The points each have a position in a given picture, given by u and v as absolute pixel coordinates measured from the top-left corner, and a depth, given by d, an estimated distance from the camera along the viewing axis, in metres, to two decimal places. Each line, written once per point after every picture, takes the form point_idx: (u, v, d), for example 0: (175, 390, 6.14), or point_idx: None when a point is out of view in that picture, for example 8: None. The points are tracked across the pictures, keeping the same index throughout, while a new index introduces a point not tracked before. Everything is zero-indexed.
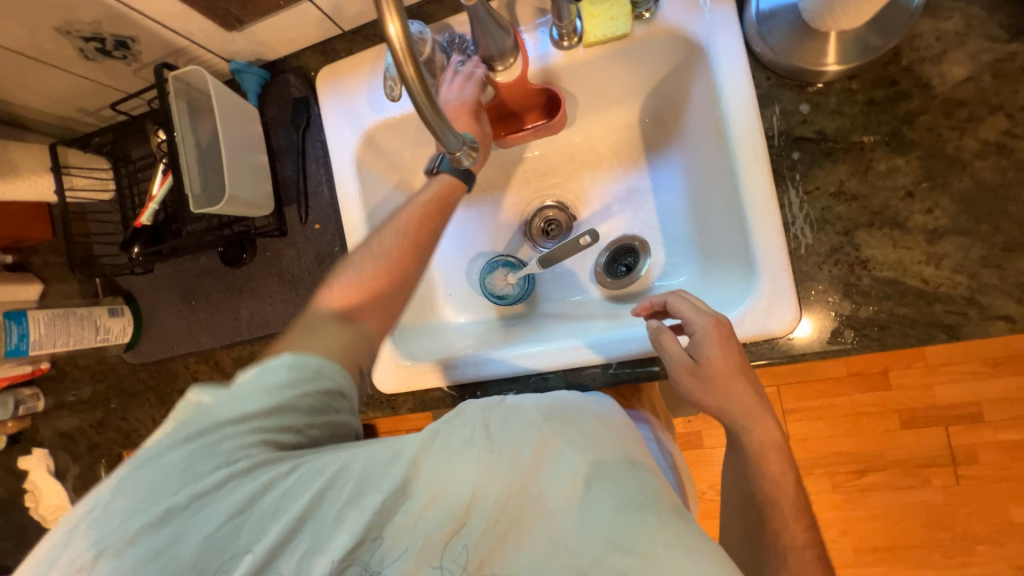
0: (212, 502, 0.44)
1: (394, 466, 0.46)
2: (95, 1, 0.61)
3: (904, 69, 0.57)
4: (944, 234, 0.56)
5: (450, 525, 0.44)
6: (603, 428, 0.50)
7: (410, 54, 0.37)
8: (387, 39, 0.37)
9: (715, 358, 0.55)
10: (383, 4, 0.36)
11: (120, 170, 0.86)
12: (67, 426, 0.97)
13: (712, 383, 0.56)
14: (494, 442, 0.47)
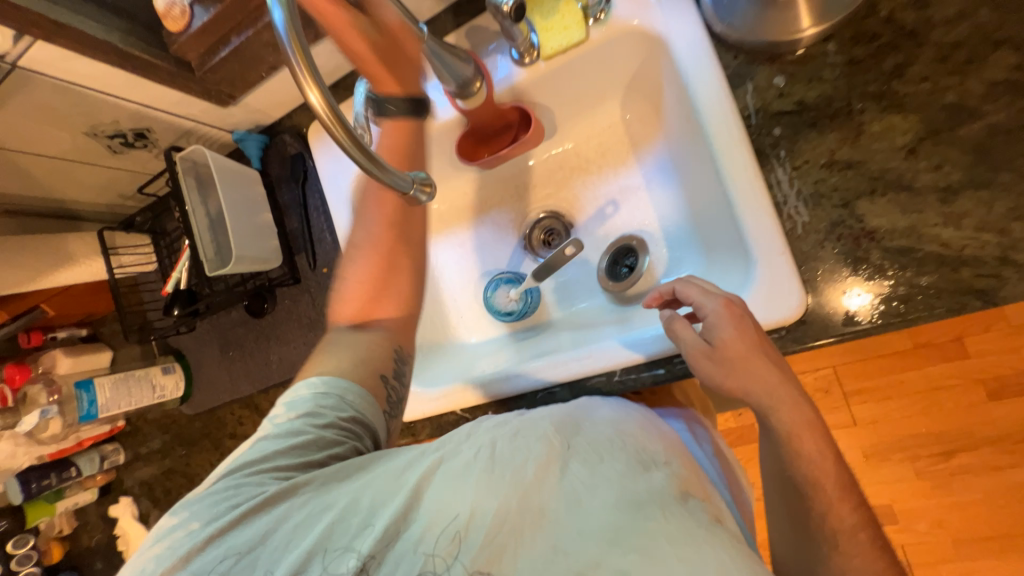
0: (256, 519, 0.49)
1: (400, 491, 0.48)
2: (112, 105, 0.69)
3: (884, 21, 0.53)
4: (960, 190, 0.50)
5: (451, 540, 0.45)
6: (615, 435, 0.50)
7: (336, 117, 0.38)
8: (310, 107, 0.38)
9: (730, 338, 0.53)
10: (301, 78, 0.38)
11: (160, 244, 0.95)
12: (145, 475, 1.08)
13: (731, 366, 0.53)
14: (496, 458, 0.48)
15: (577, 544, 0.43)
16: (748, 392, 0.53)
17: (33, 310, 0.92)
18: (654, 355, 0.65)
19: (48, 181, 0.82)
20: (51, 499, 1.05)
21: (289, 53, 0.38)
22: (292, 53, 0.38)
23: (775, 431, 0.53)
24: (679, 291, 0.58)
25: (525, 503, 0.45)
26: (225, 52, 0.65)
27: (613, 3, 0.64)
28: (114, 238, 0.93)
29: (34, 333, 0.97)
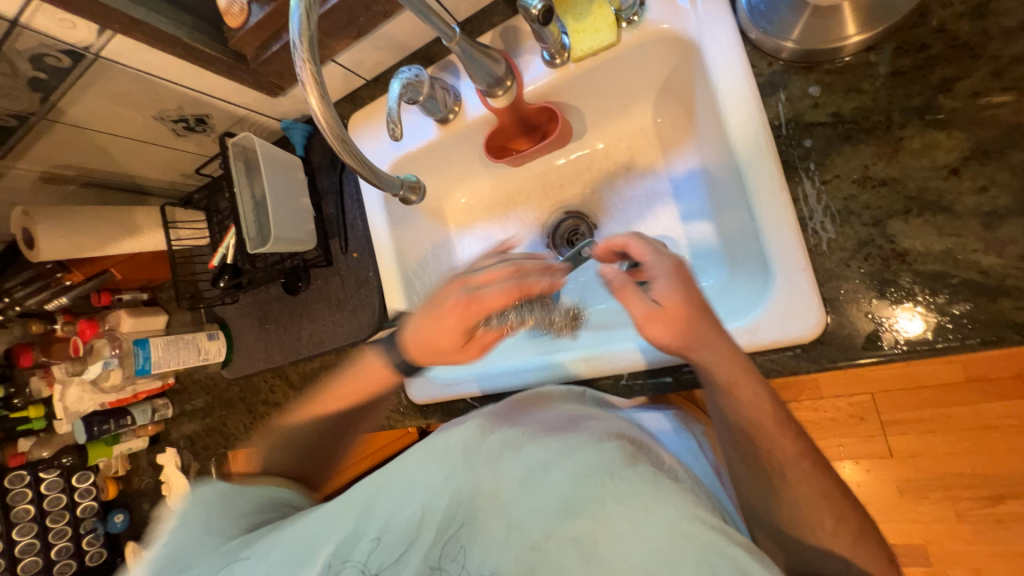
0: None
1: (341, 516, 0.55)
2: (177, 93, 0.76)
3: (935, 31, 0.49)
4: (1006, 215, 0.47)
5: (412, 536, 0.55)
6: (567, 425, 0.57)
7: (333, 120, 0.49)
8: (312, 110, 0.48)
9: (676, 295, 0.53)
10: (307, 87, 0.47)
11: (213, 221, 1.02)
12: (189, 430, 1.20)
13: (677, 322, 0.53)
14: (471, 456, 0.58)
15: (531, 521, 0.51)
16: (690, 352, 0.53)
17: (104, 274, 1.03)
18: (666, 362, 0.65)
19: (121, 158, 0.91)
20: (109, 443, 1.19)
21: (297, 48, 0.46)
22: (299, 49, 0.46)
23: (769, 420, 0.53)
24: (630, 249, 0.58)
25: (479, 482, 0.56)
26: (277, 47, 0.71)
27: (648, 5, 0.62)
28: (175, 213, 1.02)
29: (104, 294, 1.08)
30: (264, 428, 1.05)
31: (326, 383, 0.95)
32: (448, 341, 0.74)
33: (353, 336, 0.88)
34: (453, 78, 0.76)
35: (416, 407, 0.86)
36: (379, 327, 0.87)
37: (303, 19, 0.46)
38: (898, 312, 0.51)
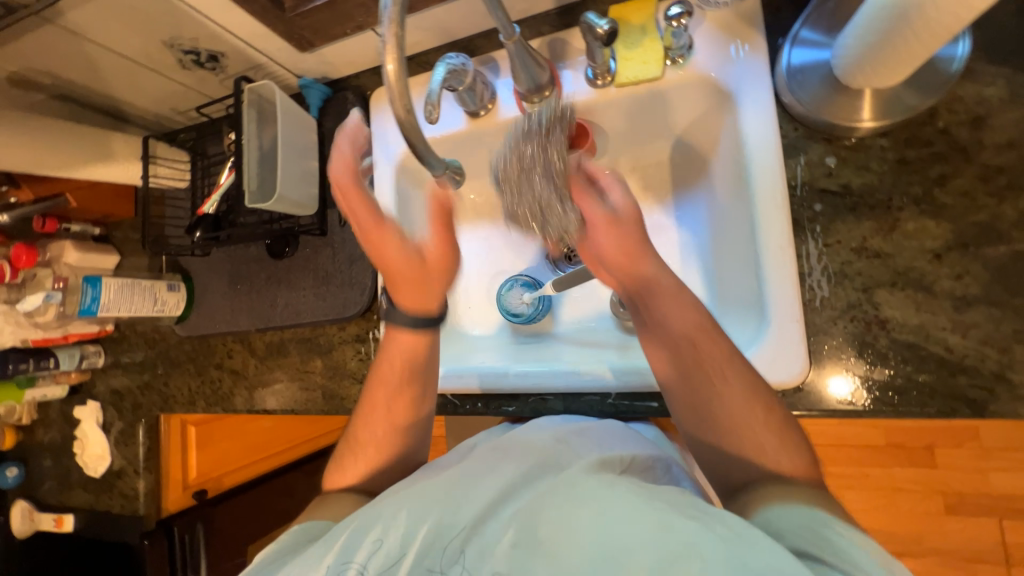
0: None
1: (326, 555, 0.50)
2: (197, 24, 0.71)
3: (939, 132, 0.55)
4: (974, 303, 0.53)
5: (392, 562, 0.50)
6: (538, 446, 0.58)
7: (403, 91, 0.45)
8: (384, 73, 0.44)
9: (630, 205, 0.64)
10: (386, 48, 0.44)
11: (197, 164, 0.96)
12: (119, 384, 1.09)
13: (631, 218, 0.63)
14: (427, 489, 0.54)
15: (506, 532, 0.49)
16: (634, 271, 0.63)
17: (58, 198, 0.92)
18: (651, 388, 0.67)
19: (111, 77, 0.83)
20: (21, 385, 1.05)
21: (387, 7, 0.43)
22: (389, 6, 0.43)
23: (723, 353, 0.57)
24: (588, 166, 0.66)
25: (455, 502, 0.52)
26: (321, 2, 0.68)
27: (695, 50, 0.65)
28: (156, 147, 0.95)
29: (50, 220, 0.95)
30: (212, 394, 0.98)
31: (294, 356, 0.90)
32: (435, 277, 0.69)
33: (335, 313, 0.85)
34: (491, 75, 0.76)
35: None
36: (367, 308, 0.84)
37: None
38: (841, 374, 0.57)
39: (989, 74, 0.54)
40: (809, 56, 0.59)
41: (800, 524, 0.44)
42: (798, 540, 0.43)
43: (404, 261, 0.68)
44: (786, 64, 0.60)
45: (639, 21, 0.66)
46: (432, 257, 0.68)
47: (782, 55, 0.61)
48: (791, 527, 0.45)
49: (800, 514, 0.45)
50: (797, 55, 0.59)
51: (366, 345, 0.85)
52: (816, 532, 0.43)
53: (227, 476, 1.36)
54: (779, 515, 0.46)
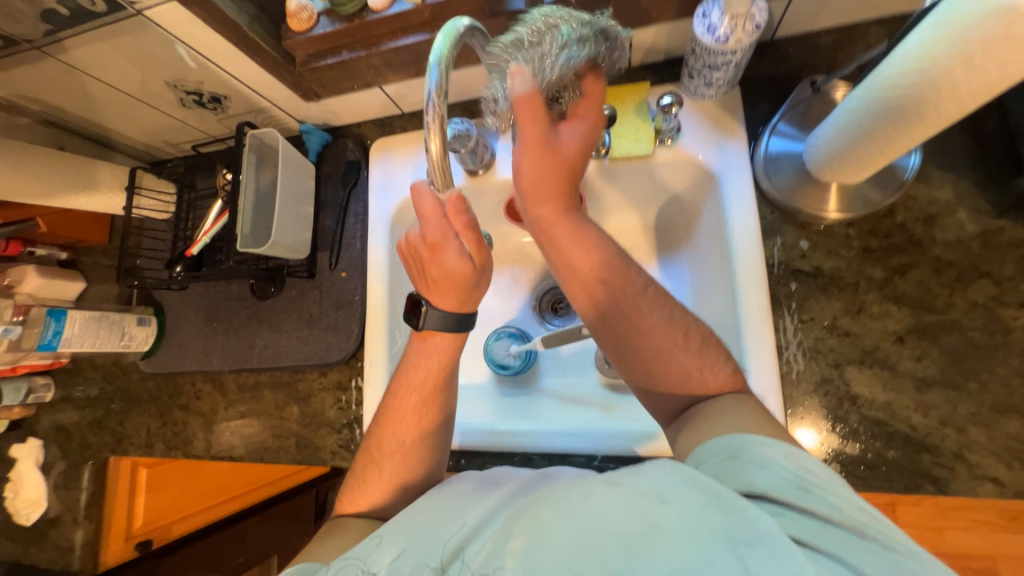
0: None
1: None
2: (206, 69, 0.72)
3: (897, 225, 0.61)
4: (933, 384, 0.57)
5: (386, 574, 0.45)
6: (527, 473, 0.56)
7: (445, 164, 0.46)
8: (428, 152, 0.45)
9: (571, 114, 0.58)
10: (432, 128, 0.44)
11: (183, 196, 0.94)
12: (66, 421, 1.00)
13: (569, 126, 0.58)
14: (421, 518, 0.50)
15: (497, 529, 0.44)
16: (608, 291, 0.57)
17: (27, 222, 0.87)
18: (638, 452, 0.68)
19: (106, 109, 0.82)
20: None
21: (432, 100, 0.42)
22: (433, 97, 0.42)
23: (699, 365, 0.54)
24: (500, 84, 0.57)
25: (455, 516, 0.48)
26: (333, 61, 0.71)
27: (682, 132, 0.70)
28: (142, 178, 0.92)
29: (14, 244, 0.90)
30: (173, 437, 0.92)
31: (270, 400, 0.86)
32: (483, 282, 0.59)
33: (317, 358, 0.83)
34: (491, 137, 0.80)
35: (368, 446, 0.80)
36: (352, 354, 0.82)
37: (443, 74, 0.42)
38: (804, 424, 0.60)
39: (937, 178, 0.61)
40: (785, 146, 0.65)
41: (717, 452, 0.46)
42: (720, 461, 0.45)
43: (456, 268, 0.55)
44: (764, 151, 0.66)
45: (633, 102, 0.71)
46: (483, 265, 0.57)
47: (760, 143, 0.67)
48: (713, 458, 0.46)
49: (717, 441, 0.47)
50: (774, 144, 0.66)
51: (347, 393, 0.82)
52: (732, 453, 0.45)
53: (176, 525, 1.30)
54: (702, 450, 0.48)
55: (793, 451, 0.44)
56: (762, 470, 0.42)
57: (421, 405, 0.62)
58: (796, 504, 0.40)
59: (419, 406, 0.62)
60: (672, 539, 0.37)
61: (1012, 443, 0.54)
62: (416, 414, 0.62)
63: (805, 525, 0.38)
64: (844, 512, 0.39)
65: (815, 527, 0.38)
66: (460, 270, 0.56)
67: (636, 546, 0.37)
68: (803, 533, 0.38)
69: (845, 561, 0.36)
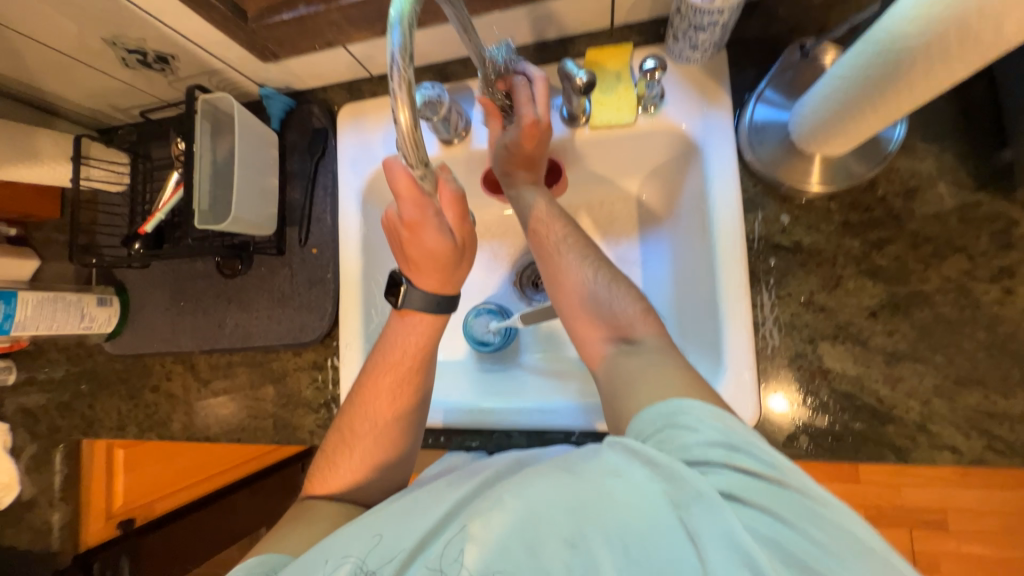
0: None
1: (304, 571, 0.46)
2: (146, 25, 0.65)
3: (878, 199, 0.60)
4: (902, 358, 0.58)
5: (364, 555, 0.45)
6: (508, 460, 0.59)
7: (417, 144, 0.40)
8: (396, 123, 0.38)
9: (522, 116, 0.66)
10: (397, 94, 0.37)
11: (138, 167, 0.88)
12: (32, 404, 0.97)
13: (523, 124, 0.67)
14: (394, 509, 0.51)
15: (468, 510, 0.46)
16: (566, 254, 0.64)
17: None
18: None
19: (39, 69, 0.74)
20: None
21: (396, 64, 0.36)
22: (398, 61, 0.36)
23: (640, 315, 0.60)
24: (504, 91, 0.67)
25: (432, 499, 0.50)
26: (288, 17, 0.64)
27: (665, 100, 0.67)
28: (89, 147, 0.85)
29: None
30: (147, 419, 0.89)
31: (243, 380, 0.84)
32: (465, 261, 0.57)
33: (290, 338, 0.80)
34: (466, 103, 0.75)
35: None
36: (326, 333, 0.80)
37: (405, 32, 0.36)
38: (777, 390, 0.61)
39: (921, 150, 0.59)
40: (770, 116, 0.63)
41: (653, 420, 0.48)
42: (661, 435, 0.46)
43: (437, 246, 0.52)
44: (749, 121, 0.64)
45: (615, 67, 0.67)
46: (465, 242, 0.54)
47: (745, 112, 0.64)
48: (649, 426, 0.47)
49: (652, 409, 0.48)
50: (760, 113, 0.63)
51: (323, 372, 0.81)
52: (668, 421, 0.46)
53: (157, 504, 1.30)
54: (638, 420, 0.49)
55: (720, 412, 0.46)
56: (696, 434, 0.44)
57: (396, 386, 0.62)
58: (730, 462, 0.42)
59: (395, 387, 0.62)
60: (620, 508, 0.41)
61: (973, 413, 0.56)
62: (389, 401, 0.62)
63: (735, 480, 0.41)
64: (768, 464, 0.42)
65: (742, 481, 0.41)
66: (442, 249, 0.53)
67: (586, 518, 0.41)
68: (731, 485, 0.41)
69: (770, 510, 0.40)
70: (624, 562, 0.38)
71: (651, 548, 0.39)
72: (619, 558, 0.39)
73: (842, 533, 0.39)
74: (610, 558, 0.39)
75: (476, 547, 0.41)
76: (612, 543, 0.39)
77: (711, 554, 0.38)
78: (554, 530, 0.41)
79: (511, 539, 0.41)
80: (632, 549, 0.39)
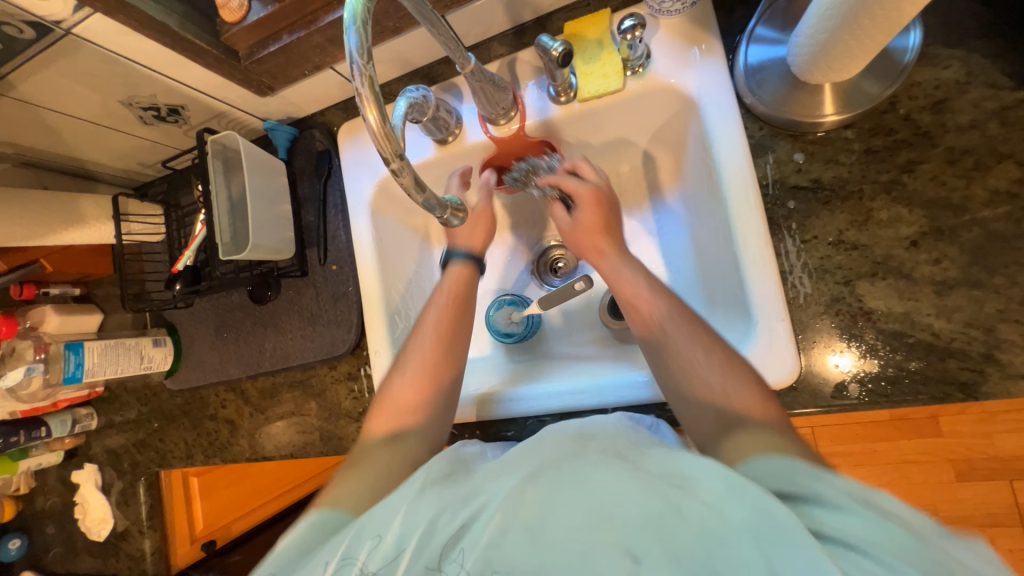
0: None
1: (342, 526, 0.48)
2: (154, 82, 0.71)
3: (902, 118, 0.55)
4: (954, 285, 0.53)
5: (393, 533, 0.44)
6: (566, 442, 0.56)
7: (392, 140, 0.40)
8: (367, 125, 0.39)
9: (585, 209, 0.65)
10: (362, 96, 0.38)
11: (171, 216, 0.95)
12: (114, 444, 1.06)
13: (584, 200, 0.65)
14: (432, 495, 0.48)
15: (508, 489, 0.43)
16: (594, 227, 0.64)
17: (32, 264, 0.89)
18: (649, 400, 0.67)
19: (73, 140, 0.82)
20: (14, 458, 1.03)
21: (355, 63, 0.37)
22: (357, 60, 0.37)
23: (680, 319, 0.55)
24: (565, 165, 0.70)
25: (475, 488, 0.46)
26: (275, 48, 0.67)
27: (652, 58, 0.65)
28: (127, 205, 0.92)
29: (27, 287, 0.93)
30: (210, 446, 0.96)
31: (287, 400, 0.89)
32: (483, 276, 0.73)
33: (324, 353, 0.84)
34: (455, 101, 0.75)
35: None
36: (355, 344, 0.83)
37: (360, 32, 0.38)
38: (839, 350, 0.57)
39: (944, 57, 0.54)
40: (766, 54, 0.59)
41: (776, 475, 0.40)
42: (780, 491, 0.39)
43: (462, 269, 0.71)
44: (743, 63, 0.60)
45: (595, 35, 0.66)
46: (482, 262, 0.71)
47: (738, 55, 0.61)
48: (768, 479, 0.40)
49: (772, 464, 0.41)
50: (753, 53, 0.60)
51: (358, 382, 0.84)
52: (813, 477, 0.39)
53: (234, 523, 1.37)
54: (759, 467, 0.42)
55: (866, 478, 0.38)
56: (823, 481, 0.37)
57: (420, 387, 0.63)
58: (852, 506, 0.35)
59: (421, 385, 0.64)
60: (692, 524, 0.36)
61: None
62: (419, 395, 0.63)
63: (861, 526, 0.33)
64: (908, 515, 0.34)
65: (869, 531, 0.33)
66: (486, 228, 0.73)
67: (648, 529, 0.36)
68: (853, 534, 0.33)
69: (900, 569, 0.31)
70: None
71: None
72: None
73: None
74: None
75: (523, 533, 0.39)
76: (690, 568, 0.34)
77: None
78: (619, 533, 0.37)
79: (562, 537, 0.38)
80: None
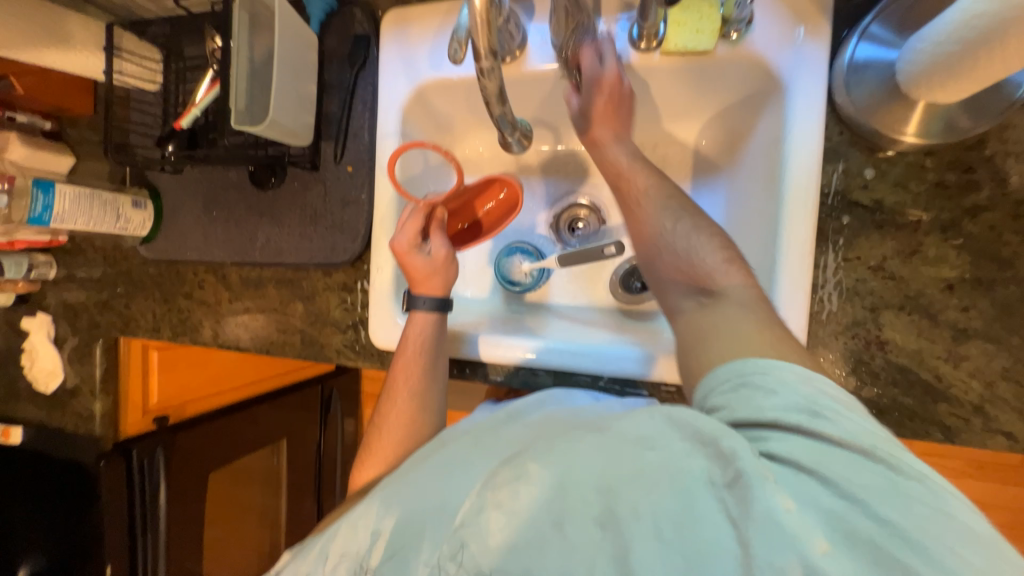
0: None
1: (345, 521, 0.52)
2: None
3: (983, 159, 0.53)
4: (972, 336, 0.54)
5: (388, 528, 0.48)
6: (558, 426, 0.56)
7: (488, 22, 0.38)
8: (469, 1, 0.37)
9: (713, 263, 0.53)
10: None
11: (170, 65, 0.84)
12: (73, 299, 1.00)
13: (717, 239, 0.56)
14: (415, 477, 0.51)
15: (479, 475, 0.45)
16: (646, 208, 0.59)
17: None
18: (645, 378, 0.67)
19: None
20: None
21: None
22: None
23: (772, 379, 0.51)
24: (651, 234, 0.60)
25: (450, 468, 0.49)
26: None
27: (753, 26, 0.59)
28: (122, 39, 0.82)
29: None
30: (179, 324, 0.91)
31: (273, 297, 0.85)
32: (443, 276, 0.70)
33: (322, 257, 0.79)
34: (525, 16, 0.67)
35: (372, 349, 0.80)
36: (357, 256, 0.79)
37: None
38: None
39: None
40: (875, 53, 0.54)
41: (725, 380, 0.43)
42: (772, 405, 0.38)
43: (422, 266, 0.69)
44: (848, 57, 0.56)
45: None
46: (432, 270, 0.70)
47: (845, 47, 0.56)
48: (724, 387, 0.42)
49: (725, 367, 0.44)
50: (862, 50, 0.55)
51: (352, 295, 0.81)
52: (740, 377, 0.41)
53: (189, 404, 1.35)
54: (711, 376, 0.44)
55: (803, 374, 0.40)
56: (774, 397, 0.38)
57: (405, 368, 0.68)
58: (806, 428, 0.36)
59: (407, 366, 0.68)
60: (654, 486, 0.36)
61: None
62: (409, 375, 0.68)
63: (801, 448, 0.35)
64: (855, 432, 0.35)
65: (816, 447, 0.35)
66: (431, 265, 0.69)
67: (618, 489, 0.37)
68: (797, 454, 0.35)
69: (835, 480, 0.34)
70: (660, 550, 0.34)
71: (687, 529, 0.34)
72: (657, 544, 0.35)
73: (927, 510, 0.32)
74: (644, 544, 0.35)
75: (500, 514, 0.39)
76: (646, 531, 0.35)
77: (756, 542, 0.33)
78: (585, 504, 0.38)
79: (538, 512, 0.38)
80: (668, 537, 0.35)
